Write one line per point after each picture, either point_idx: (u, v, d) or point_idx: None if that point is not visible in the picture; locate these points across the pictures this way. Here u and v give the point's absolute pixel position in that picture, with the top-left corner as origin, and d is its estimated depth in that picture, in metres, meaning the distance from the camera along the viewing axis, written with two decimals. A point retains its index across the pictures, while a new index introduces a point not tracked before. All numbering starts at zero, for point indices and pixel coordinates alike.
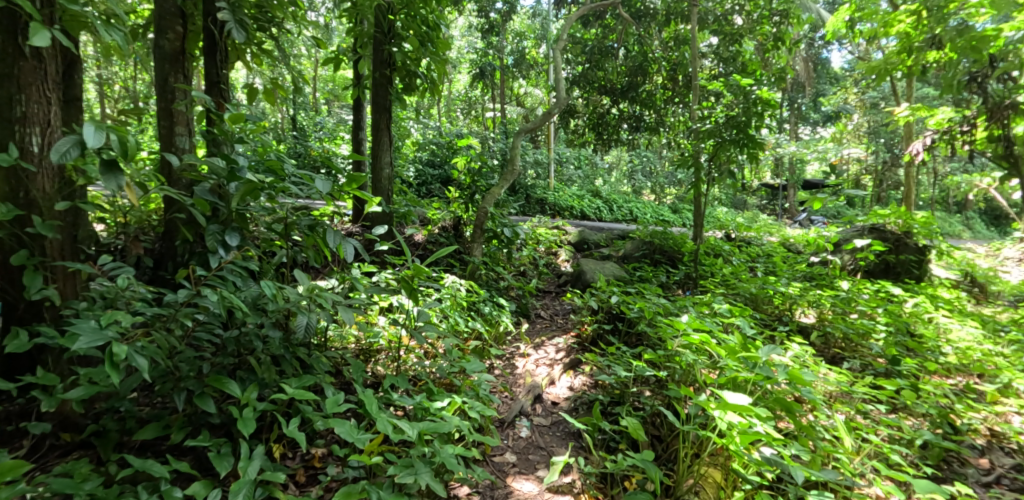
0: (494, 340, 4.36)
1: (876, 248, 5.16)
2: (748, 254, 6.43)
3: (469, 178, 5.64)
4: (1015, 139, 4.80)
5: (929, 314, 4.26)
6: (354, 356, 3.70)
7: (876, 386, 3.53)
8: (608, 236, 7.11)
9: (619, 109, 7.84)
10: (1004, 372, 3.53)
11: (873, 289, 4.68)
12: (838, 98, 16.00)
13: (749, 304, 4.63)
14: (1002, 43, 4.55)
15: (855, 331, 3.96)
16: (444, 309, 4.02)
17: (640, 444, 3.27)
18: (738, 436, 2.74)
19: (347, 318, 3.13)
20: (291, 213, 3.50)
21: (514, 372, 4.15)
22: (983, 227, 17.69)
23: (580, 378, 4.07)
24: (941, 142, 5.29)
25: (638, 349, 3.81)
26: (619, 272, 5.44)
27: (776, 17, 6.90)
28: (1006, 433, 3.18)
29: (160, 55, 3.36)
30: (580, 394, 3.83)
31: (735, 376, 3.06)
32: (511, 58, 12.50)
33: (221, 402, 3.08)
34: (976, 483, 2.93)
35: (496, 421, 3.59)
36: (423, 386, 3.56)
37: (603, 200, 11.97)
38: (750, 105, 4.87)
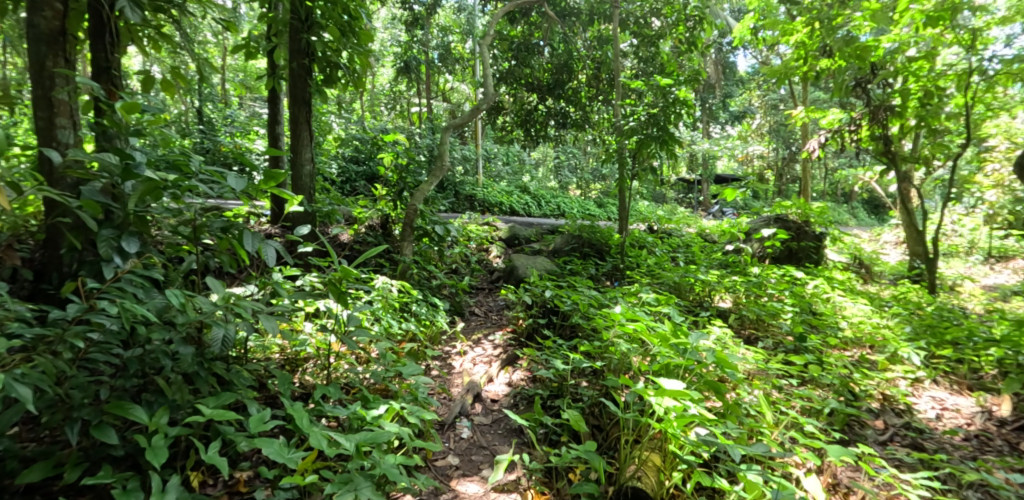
0: (429, 341, 4.23)
1: (781, 236, 5.69)
2: (670, 244, 6.73)
3: (396, 174, 5.33)
4: (892, 138, 5.55)
5: (826, 294, 4.82)
6: (278, 367, 3.50)
7: (789, 363, 3.90)
8: (538, 231, 7.14)
9: (546, 105, 7.92)
10: (891, 343, 4.02)
11: (780, 274, 5.16)
12: (744, 102, 17.07)
13: (673, 292, 4.88)
14: (881, 53, 5.30)
15: (766, 313, 4.37)
16: (376, 311, 3.82)
17: (582, 436, 3.36)
18: (676, 419, 2.96)
19: (269, 327, 2.96)
20: (200, 215, 3.24)
21: (451, 372, 4.08)
22: (866, 216, 19.71)
23: (518, 372, 4.09)
24: (833, 140, 5.98)
25: (574, 341, 3.91)
26: (551, 267, 5.49)
27: (689, 22, 7.11)
28: (895, 396, 3.63)
29: (34, 35, 2.89)
30: (519, 390, 3.84)
31: (668, 362, 3.29)
32: (434, 53, 11.95)
33: (124, 431, 2.78)
34: (874, 442, 3.31)
35: (435, 425, 3.52)
36: (356, 394, 3.43)
37: (531, 197, 11.96)
38: (669, 104, 5.19)
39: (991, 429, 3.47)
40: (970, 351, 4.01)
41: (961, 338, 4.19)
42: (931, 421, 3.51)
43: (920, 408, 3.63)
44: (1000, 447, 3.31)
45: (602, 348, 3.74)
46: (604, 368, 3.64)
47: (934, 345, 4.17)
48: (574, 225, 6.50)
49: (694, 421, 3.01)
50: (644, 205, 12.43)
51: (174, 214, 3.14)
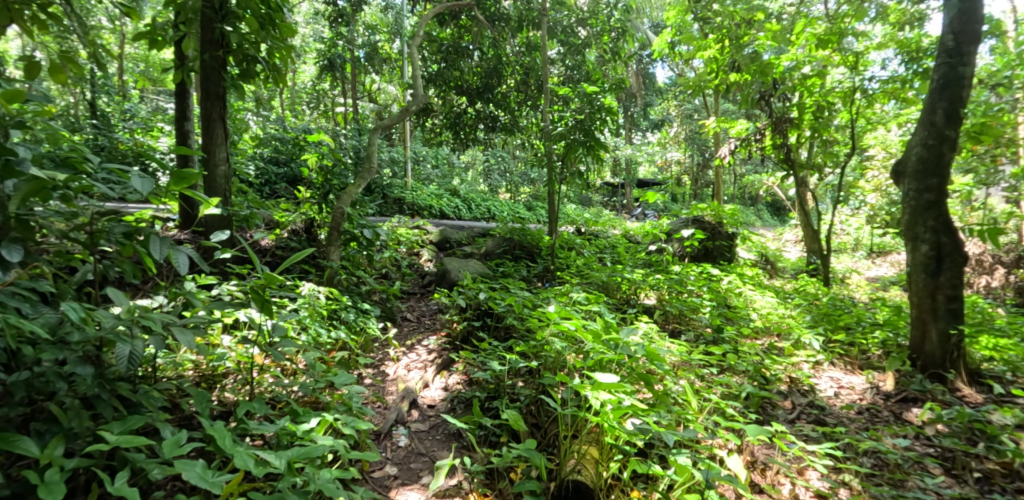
0: (360, 349, 4.10)
1: (699, 235, 6.20)
2: (597, 245, 6.96)
3: (320, 175, 5.05)
4: (791, 148, 6.35)
5: (739, 289, 5.30)
6: (194, 385, 3.22)
7: (708, 352, 4.23)
8: (469, 234, 7.02)
9: (475, 109, 7.87)
10: (795, 330, 4.52)
11: (698, 271, 5.58)
12: (662, 110, 17.80)
13: (602, 291, 5.11)
14: (782, 70, 5.86)
15: (686, 308, 4.67)
16: (303, 320, 3.64)
17: (522, 435, 3.38)
18: (613, 412, 3.07)
19: (184, 341, 2.64)
20: (98, 218, 2.87)
21: (385, 380, 3.98)
22: (769, 217, 21.28)
23: (454, 375, 4.06)
24: (740, 147, 6.79)
25: (510, 342, 3.96)
26: (484, 270, 5.45)
27: (613, 34, 7.47)
28: (800, 379, 4.03)
29: None
30: (457, 393, 3.81)
31: (602, 358, 3.39)
32: (360, 52, 11.05)
33: (9, 466, 2.43)
34: (784, 420, 3.64)
35: (370, 434, 3.40)
36: (284, 409, 3.23)
37: (461, 199, 11.75)
38: (595, 111, 5.40)
39: (878, 402, 3.94)
40: (861, 336, 4.60)
41: (853, 324, 4.80)
42: (830, 398, 3.95)
43: (821, 388, 4.08)
44: (887, 418, 3.77)
45: (537, 348, 3.81)
46: (540, 367, 3.70)
47: (830, 330, 4.76)
48: (504, 228, 6.53)
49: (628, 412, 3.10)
50: (571, 208, 12.62)
51: (64, 218, 2.78)
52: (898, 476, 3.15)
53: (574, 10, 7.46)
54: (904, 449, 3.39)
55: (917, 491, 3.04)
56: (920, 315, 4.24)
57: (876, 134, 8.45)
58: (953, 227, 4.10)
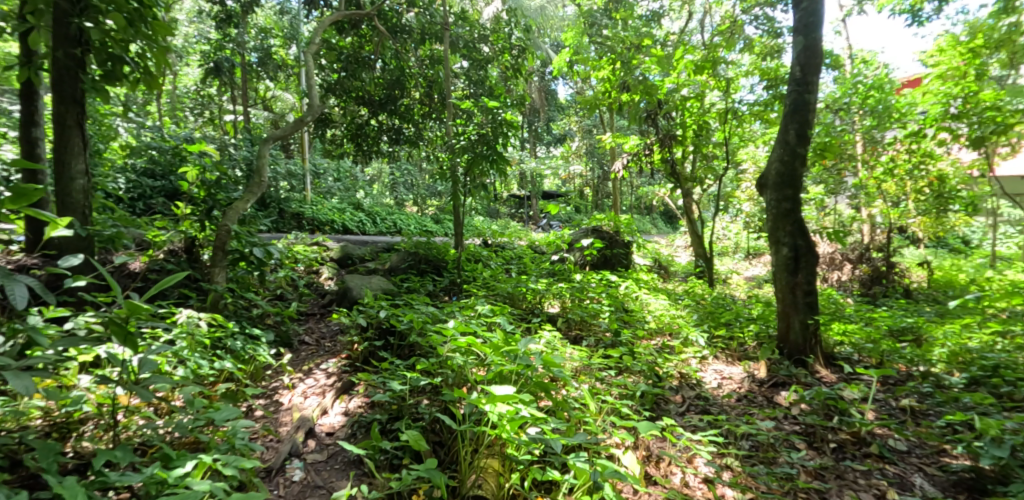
0: (249, 379, 3.80)
1: (597, 245, 6.36)
2: (502, 256, 6.98)
3: (203, 190, 4.64)
4: (676, 162, 6.81)
5: (634, 293, 5.56)
6: (40, 436, 2.78)
7: (607, 355, 4.37)
8: (372, 250, 6.72)
9: (378, 120, 7.61)
10: (682, 329, 4.83)
11: (598, 278, 5.85)
12: (564, 126, 18.27)
13: (507, 301, 5.14)
14: (666, 92, 6.47)
15: (588, 314, 4.91)
16: (179, 351, 3.27)
17: (424, 455, 3.27)
18: (510, 423, 2.99)
19: (20, 387, 2.24)
20: None
21: (278, 411, 3.71)
22: (667, 227, 22.19)
23: (356, 399, 3.82)
24: (633, 162, 7.04)
25: (411, 360, 3.79)
26: (388, 285, 5.24)
27: (514, 51, 7.67)
28: (689, 373, 4.31)
29: None
30: (357, 417, 3.59)
31: (501, 370, 3.35)
32: (254, 55, 10.28)
33: None
34: (675, 414, 3.87)
35: (259, 472, 3.13)
36: (154, 454, 2.85)
37: (365, 213, 11.23)
38: (497, 125, 5.48)
39: (755, 388, 4.27)
40: (738, 330, 5.03)
41: (732, 320, 5.26)
42: (715, 389, 4.23)
43: (707, 380, 4.37)
44: (761, 402, 4.09)
45: (438, 364, 3.69)
46: (441, 383, 3.58)
47: (712, 327, 5.13)
48: (410, 242, 6.36)
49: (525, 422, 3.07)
50: (480, 222, 12.53)
51: None
52: (769, 454, 3.44)
53: (476, 25, 7.49)
54: (774, 430, 3.70)
55: (785, 465, 3.33)
56: (784, 308, 4.64)
57: (750, 150, 9.25)
58: (807, 232, 4.54)
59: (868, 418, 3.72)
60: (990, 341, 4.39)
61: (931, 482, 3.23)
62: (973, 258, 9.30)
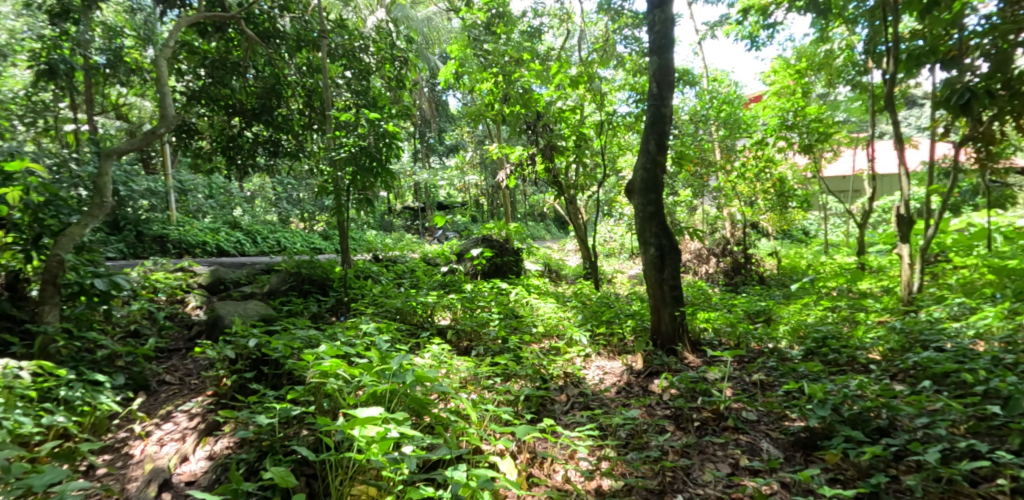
0: (87, 433, 3.57)
1: (487, 253, 6.83)
2: (395, 270, 6.95)
3: (28, 215, 4.22)
4: (558, 172, 7.24)
5: (525, 298, 5.85)
6: None
7: (495, 363, 4.52)
8: (249, 272, 6.46)
9: (253, 132, 7.33)
10: (567, 330, 5.12)
11: (490, 286, 6.21)
12: (455, 135, 18.41)
13: (398, 316, 5.29)
14: (543, 103, 6.85)
15: (477, 324, 5.06)
16: None
17: (293, 490, 3.10)
18: (378, 445, 2.98)
19: None
20: None
21: (125, 465, 3.47)
22: (559, 231, 23.21)
23: (223, 440, 3.61)
24: (515, 174, 7.50)
25: (283, 390, 3.65)
26: (265, 310, 5.04)
27: (397, 61, 7.69)
28: (573, 372, 4.55)
29: None
30: (221, 460, 3.38)
31: (375, 389, 3.33)
32: (100, 57, 7.86)
33: None
34: (560, 412, 4.06)
35: None
36: None
37: (244, 233, 10.68)
38: (380, 137, 5.50)
39: (631, 380, 4.51)
40: (617, 325, 5.33)
41: (613, 317, 5.57)
42: (596, 384, 4.47)
43: (589, 376, 4.61)
44: (637, 392, 4.31)
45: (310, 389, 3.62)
46: (314, 412, 3.48)
47: (595, 325, 5.40)
48: (292, 262, 6.23)
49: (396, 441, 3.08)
50: (372, 235, 12.36)
51: None
52: (640, 439, 3.65)
53: (356, 35, 7.33)
54: (643, 417, 3.93)
55: (654, 448, 3.56)
56: (654, 302, 4.91)
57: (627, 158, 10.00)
58: (671, 232, 4.88)
59: (727, 395, 4.03)
60: (822, 315, 5.09)
61: (775, 445, 3.55)
62: (811, 245, 10.54)
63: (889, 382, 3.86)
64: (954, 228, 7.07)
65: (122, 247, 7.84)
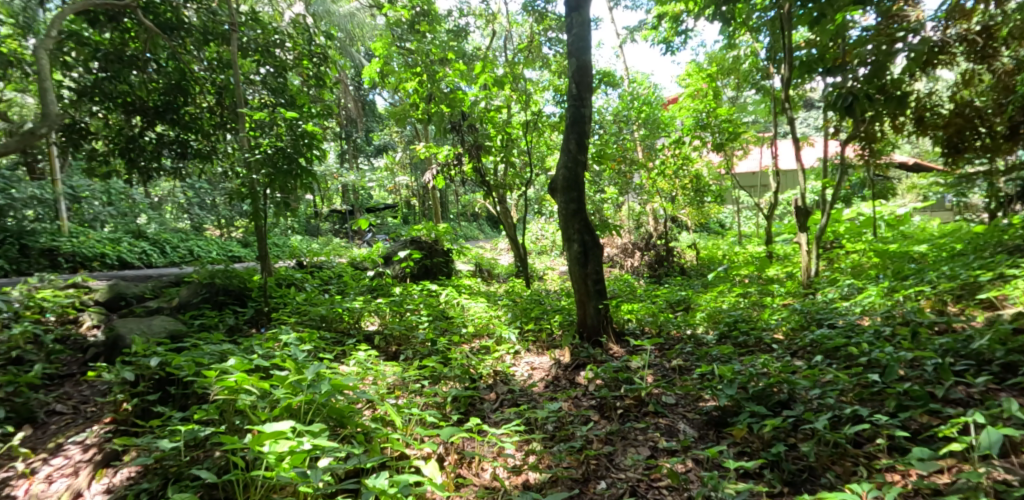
0: None
1: (415, 254, 7.07)
2: (320, 277, 6.91)
3: None
4: (485, 172, 7.34)
5: (455, 300, 5.95)
6: None
7: (423, 365, 4.59)
8: (155, 286, 6.13)
9: (156, 133, 7.02)
10: (496, 330, 5.22)
11: (420, 289, 6.36)
12: (384, 135, 18.15)
13: (323, 324, 5.22)
14: (467, 103, 6.90)
15: (405, 327, 5.15)
16: None
17: None
18: (289, 458, 2.99)
19: None
20: None
21: None
22: (493, 230, 23.50)
23: (123, 470, 3.43)
24: (441, 175, 7.63)
25: (188, 411, 3.51)
26: (174, 326, 4.78)
27: (315, 59, 7.53)
28: (502, 371, 4.62)
29: None
30: (119, 492, 3.22)
31: (290, 403, 3.36)
32: None
33: None
34: (489, 410, 4.13)
35: None
36: None
37: (149, 242, 10.19)
38: (297, 138, 5.35)
39: (559, 374, 4.62)
40: (546, 321, 5.47)
41: (541, 314, 5.70)
42: (524, 380, 4.57)
43: (518, 373, 4.71)
44: (563, 385, 4.43)
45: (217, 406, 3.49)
46: (226, 430, 3.39)
47: (524, 323, 5.52)
48: (204, 272, 5.92)
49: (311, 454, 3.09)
50: (295, 240, 12.05)
51: None
52: (565, 431, 3.74)
53: (269, 28, 7.14)
54: (569, 409, 4.02)
55: (578, 439, 3.66)
56: (579, 296, 5.03)
57: None
58: (592, 228, 5.00)
59: (648, 382, 4.19)
60: (735, 302, 5.45)
61: (691, 425, 3.72)
62: (727, 236, 11.18)
63: (790, 358, 4.12)
64: (847, 218, 7.72)
65: (1, 262, 7.33)
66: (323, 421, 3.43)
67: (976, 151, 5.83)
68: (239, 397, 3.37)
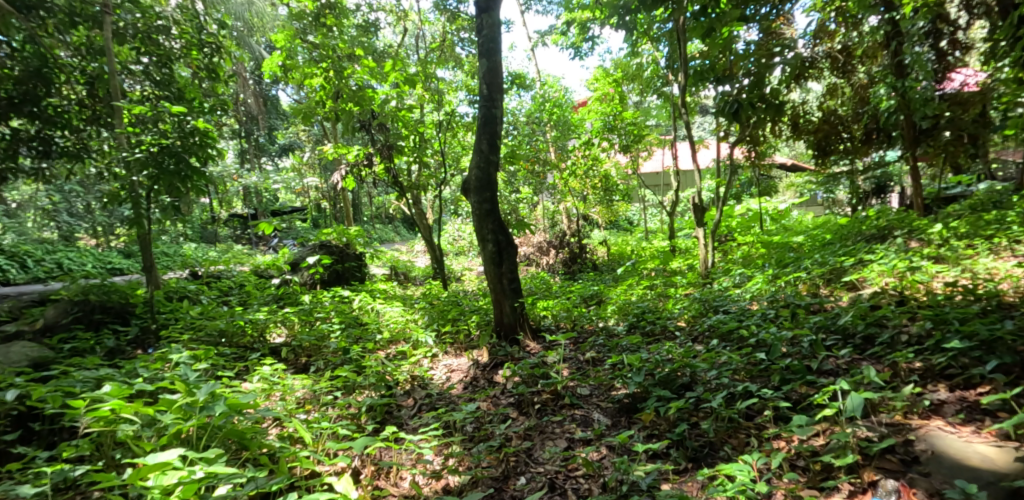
0: None
1: (325, 260, 6.59)
2: (220, 287, 6.58)
3: None
4: (398, 171, 7.27)
5: (369, 305, 5.88)
6: None
7: (335, 376, 4.51)
8: (13, 306, 5.56)
9: (12, 127, 6.34)
10: (412, 334, 5.22)
11: (331, 295, 6.22)
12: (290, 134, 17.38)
13: (223, 339, 4.97)
14: (377, 101, 6.76)
15: (315, 338, 5.02)
16: None
17: None
18: (183, 489, 2.78)
19: None
20: None
21: None
22: (408, 232, 23.29)
23: None
24: (350, 177, 7.40)
25: (57, 450, 3.19)
26: (36, 352, 4.28)
27: (206, 49, 7.01)
28: (421, 375, 4.61)
29: None
30: None
31: (180, 428, 3.17)
32: None
33: None
34: (407, 416, 4.11)
35: None
36: None
37: (6, 255, 9.22)
38: (186, 135, 5.14)
39: (477, 374, 4.66)
40: (463, 323, 5.51)
41: (459, 315, 5.72)
42: (443, 383, 4.57)
43: (436, 375, 4.71)
44: (482, 385, 4.48)
45: (91, 441, 3.24)
46: (105, 466, 3.14)
47: (441, 325, 5.54)
48: (75, 288, 5.43)
49: (205, 482, 2.90)
50: (188, 248, 11.34)
51: None
52: (485, 431, 3.80)
53: (150, 14, 6.61)
54: (488, 408, 4.09)
55: (497, 437, 3.72)
56: (496, 295, 5.09)
57: None
58: (506, 227, 5.08)
59: (564, 375, 4.34)
60: (643, 294, 5.78)
61: (605, 414, 3.88)
62: (635, 233, 11.74)
63: (691, 344, 4.40)
64: (740, 213, 8.30)
65: None
66: (220, 445, 3.25)
67: (841, 153, 6.89)
68: (120, 427, 3.15)
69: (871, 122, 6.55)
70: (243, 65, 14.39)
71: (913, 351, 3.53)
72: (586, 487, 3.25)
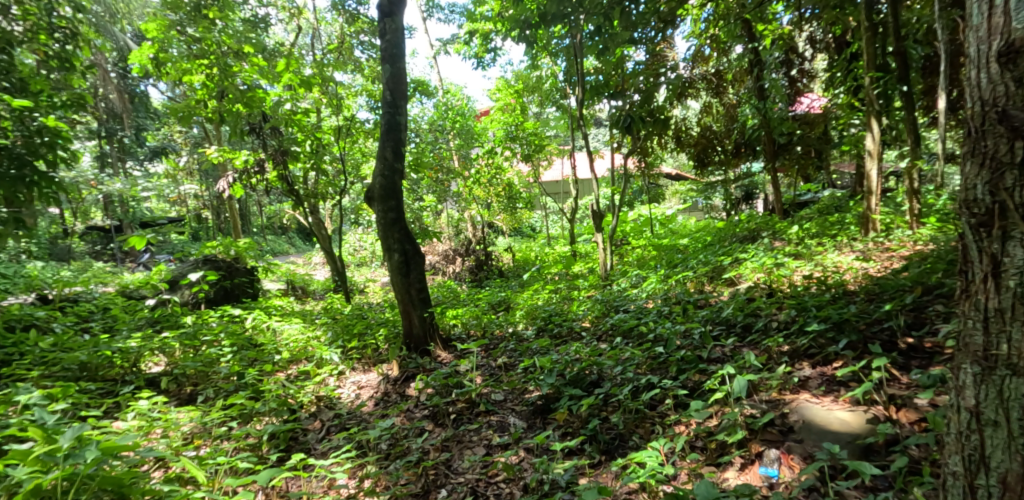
0: None
1: (211, 277, 6.17)
2: (76, 312, 5.86)
3: None
4: (294, 179, 7.01)
5: (264, 325, 5.64)
6: None
7: (228, 404, 4.26)
8: None
9: None
10: (313, 353, 5.06)
11: (220, 316, 5.89)
12: (162, 136, 15.91)
13: (83, 373, 4.47)
14: (269, 102, 6.48)
15: (203, 364, 4.71)
16: None
17: None
18: None
19: None
20: None
21: None
22: (302, 242, 22.41)
23: None
24: (239, 182, 7.05)
25: None
26: None
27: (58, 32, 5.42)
28: (326, 396, 4.49)
29: None
30: None
31: (38, 482, 2.74)
32: None
33: None
34: (315, 439, 3.97)
35: None
36: None
37: None
38: (31, 134, 4.58)
39: (387, 388, 4.60)
40: (370, 337, 5.41)
41: (365, 329, 5.61)
42: (352, 402, 4.47)
43: (345, 394, 4.60)
44: (394, 400, 4.42)
45: None
46: None
47: (346, 340, 5.41)
48: None
49: None
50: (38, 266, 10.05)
51: None
52: (400, 447, 3.75)
53: None
54: (402, 423, 4.04)
55: (415, 452, 3.69)
56: (403, 306, 5.05)
57: None
58: (412, 237, 5.07)
59: (477, 383, 4.39)
60: (548, 298, 5.99)
61: (520, 417, 3.97)
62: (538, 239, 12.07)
63: (597, 343, 4.60)
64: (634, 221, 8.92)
65: None
66: (92, 496, 2.87)
67: (716, 165, 7.63)
68: None
69: (739, 138, 7.29)
70: (104, 55, 12.74)
71: (782, 336, 3.89)
72: (507, 491, 3.31)
